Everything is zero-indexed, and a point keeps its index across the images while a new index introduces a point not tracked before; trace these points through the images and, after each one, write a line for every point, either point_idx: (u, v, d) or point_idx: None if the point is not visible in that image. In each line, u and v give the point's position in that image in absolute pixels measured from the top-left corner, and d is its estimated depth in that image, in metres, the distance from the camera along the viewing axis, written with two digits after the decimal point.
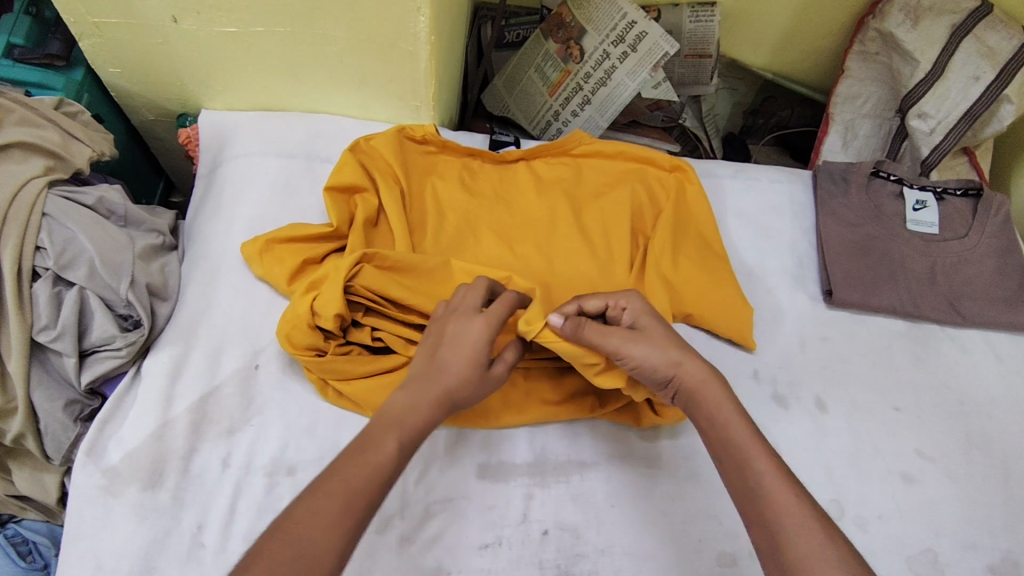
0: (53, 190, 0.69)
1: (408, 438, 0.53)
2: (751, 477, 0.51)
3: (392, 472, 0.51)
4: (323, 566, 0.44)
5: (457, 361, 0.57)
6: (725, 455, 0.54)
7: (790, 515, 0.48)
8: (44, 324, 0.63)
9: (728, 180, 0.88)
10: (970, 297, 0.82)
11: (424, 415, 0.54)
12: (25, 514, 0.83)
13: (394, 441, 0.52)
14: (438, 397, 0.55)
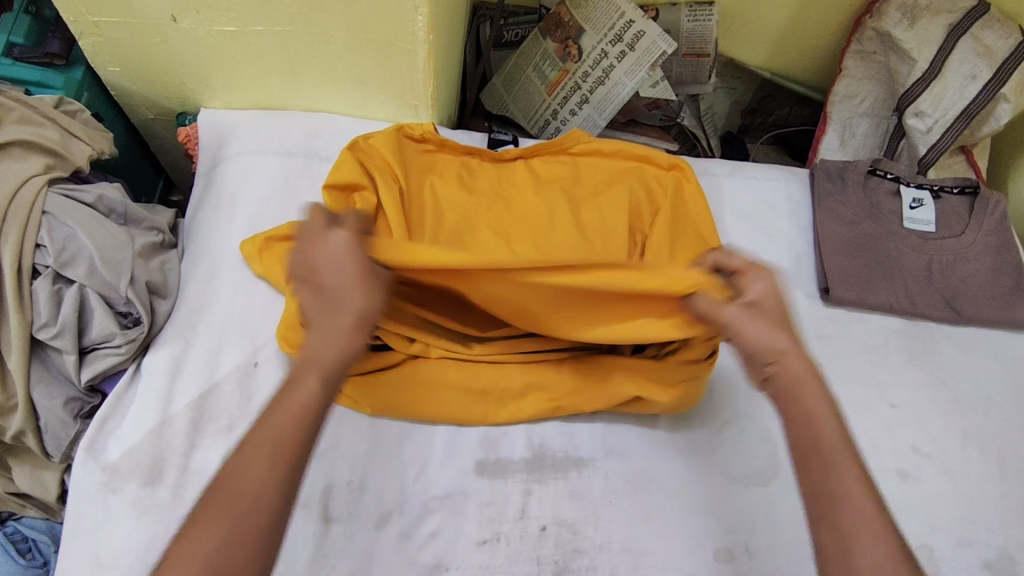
0: (53, 188, 0.69)
1: (329, 375, 0.51)
2: (835, 483, 0.48)
3: (317, 412, 0.50)
4: (259, 518, 0.46)
5: (345, 282, 0.53)
6: (806, 448, 0.50)
7: (868, 533, 0.46)
8: (45, 321, 0.64)
9: (726, 179, 0.89)
10: (966, 295, 0.82)
11: (341, 343, 0.52)
12: (24, 512, 0.83)
13: (315, 379, 0.51)
14: (350, 322, 0.52)
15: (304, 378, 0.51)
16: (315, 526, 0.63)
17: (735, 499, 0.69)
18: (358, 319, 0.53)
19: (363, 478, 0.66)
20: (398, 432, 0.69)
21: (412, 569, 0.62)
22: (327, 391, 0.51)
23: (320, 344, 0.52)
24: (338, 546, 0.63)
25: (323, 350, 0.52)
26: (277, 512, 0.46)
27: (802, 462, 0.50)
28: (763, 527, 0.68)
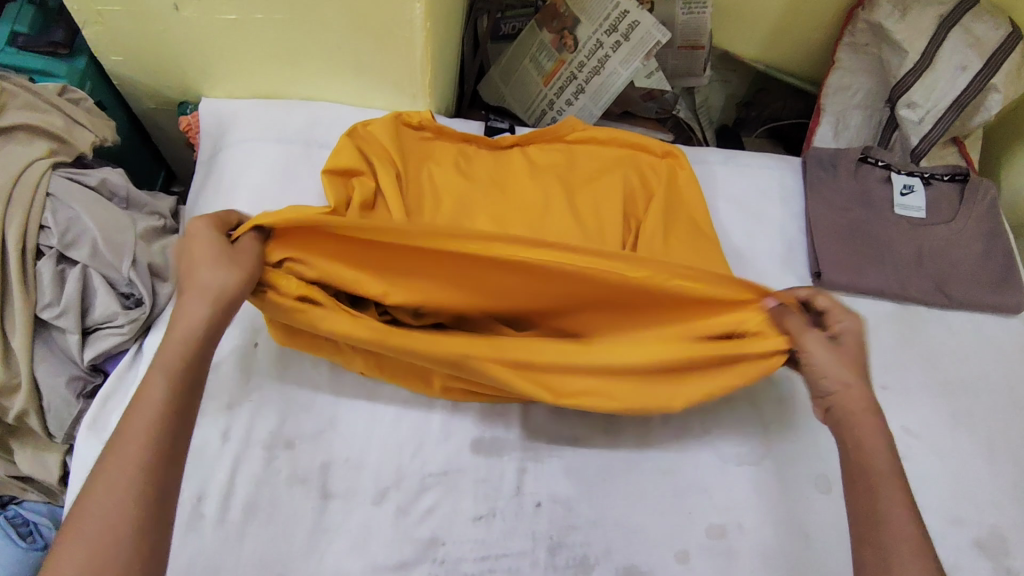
0: (57, 172, 0.71)
1: (176, 375, 0.52)
2: (879, 500, 0.54)
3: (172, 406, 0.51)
4: (124, 523, 0.45)
5: (203, 255, 0.57)
6: (857, 479, 0.56)
7: (906, 546, 0.51)
8: (49, 301, 0.65)
9: (719, 166, 0.90)
10: (956, 279, 0.83)
11: (193, 318, 0.54)
12: (26, 495, 0.85)
13: (162, 376, 0.52)
14: (197, 292, 0.55)
15: (153, 381, 0.51)
16: (314, 501, 0.64)
17: (727, 476, 0.70)
18: (202, 292, 0.55)
19: (361, 456, 0.67)
20: (395, 410, 0.70)
21: (408, 544, 0.63)
22: (175, 389, 0.52)
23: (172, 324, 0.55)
24: (336, 520, 0.64)
25: (170, 350, 0.53)
26: (145, 515, 0.46)
27: (852, 487, 0.56)
28: (754, 504, 0.69)
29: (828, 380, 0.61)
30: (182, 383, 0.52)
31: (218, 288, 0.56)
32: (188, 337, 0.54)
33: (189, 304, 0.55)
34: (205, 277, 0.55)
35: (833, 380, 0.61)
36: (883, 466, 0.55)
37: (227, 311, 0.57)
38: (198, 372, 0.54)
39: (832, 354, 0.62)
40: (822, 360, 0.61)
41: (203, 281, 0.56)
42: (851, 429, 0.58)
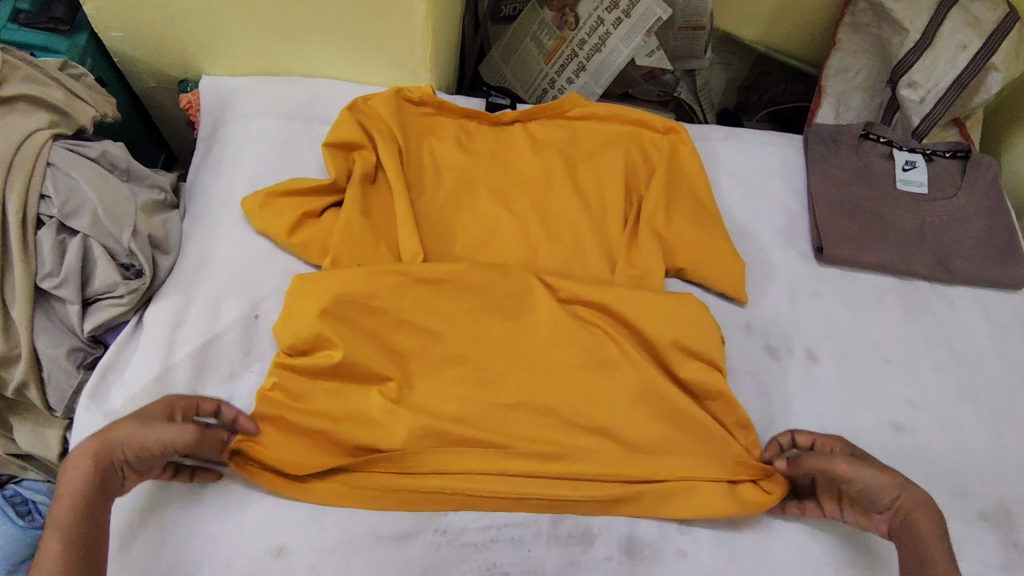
0: (57, 143, 0.70)
1: (73, 528, 0.52)
2: None
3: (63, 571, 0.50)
4: None
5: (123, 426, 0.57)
6: None
7: None
8: (49, 270, 0.65)
9: (721, 143, 0.90)
10: (959, 254, 0.83)
11: (74, 482, 0.54)
12: (25, 474, 0.84)
13: (54, 540, 0.51)
14: (97, 459, 0.55)
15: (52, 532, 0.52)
16: None
17: None
18: (100, 453, 0.55)
19: None
20: None
21: (411, 513, 0.63)
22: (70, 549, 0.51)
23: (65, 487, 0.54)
24: None
25: (61, 511, 0.52)
26: None
27: None
28: None
29: (884, 496, 0.59)
30: (78, 547, 0.51)
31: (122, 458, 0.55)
32: (80, 500, 0.53)
33: (75, 465, 0.54)
34: (110, 444, 0.55)
35: (884, 496, 0.59)
36: (943, 563, 0.55)
37: (113, 471, 0.55)
38: (87, 533, 0.52)
39: (870, 467, 0.60)
40: (869, 483, 0.59)
41: (117, 452, 0.55)
42: (919, 541, 0.57)
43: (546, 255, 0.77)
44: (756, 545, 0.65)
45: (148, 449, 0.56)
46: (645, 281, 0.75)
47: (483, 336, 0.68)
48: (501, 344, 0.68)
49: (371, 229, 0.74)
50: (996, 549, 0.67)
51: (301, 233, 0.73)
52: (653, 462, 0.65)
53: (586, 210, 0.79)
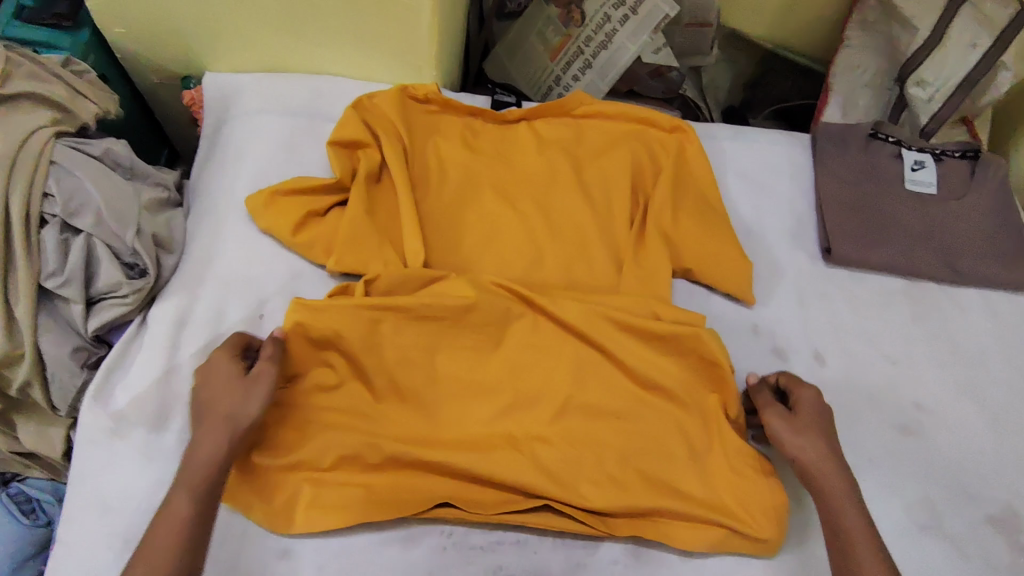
0: (61, 140, 0.70)
1: (195, 486, 0.56)
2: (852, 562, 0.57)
3: (192, 525, 0.54)
4: None
5: (223, 386, 0.60)
6: (834, 545, 0.59)
7: None
8: (53, 269, 0.64)
9: (728, 141, 0.89)
10: (968, 256, 0.82)
11: (207, 452, 0.57)
12: (29, 472, 0.84)
13: (183, 493, 0.55)
14: (221, 419, 0.58)
15: (178, 492, 0.55)
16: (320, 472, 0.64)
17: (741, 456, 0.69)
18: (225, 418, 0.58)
19: None
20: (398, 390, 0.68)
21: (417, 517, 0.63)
22: (199, 510, 0.55)
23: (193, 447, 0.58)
24: None
25: (191, 471, 0.56)
26: None
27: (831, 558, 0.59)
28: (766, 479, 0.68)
29: (792, 449, 0.63)
30: (207, 504, 0.55)
31: (244, 423, 0.59)
32: (216, 465, 0.57)
33: (206, 433, 0.58)
34: (233, 411, 0.59)
35: (795, 449, 0.63)
36: (853, 522, 0.59)
37: (242, 434, 0.58)
38: (213, 489, 0.56)
39: (789, 426, 0.64)
40: (782, 433, 0.64)
41: (237, 414, 0.59)
42: (824, 497, 0.61)
43: (551, 256, 0.76)
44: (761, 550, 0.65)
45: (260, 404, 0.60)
46: (651, 282, 0.75)
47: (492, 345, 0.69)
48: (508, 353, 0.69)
49: (376, 228, 0.74)
50: (1004, 553, 0.67)
51: (306, 233, 0.73)
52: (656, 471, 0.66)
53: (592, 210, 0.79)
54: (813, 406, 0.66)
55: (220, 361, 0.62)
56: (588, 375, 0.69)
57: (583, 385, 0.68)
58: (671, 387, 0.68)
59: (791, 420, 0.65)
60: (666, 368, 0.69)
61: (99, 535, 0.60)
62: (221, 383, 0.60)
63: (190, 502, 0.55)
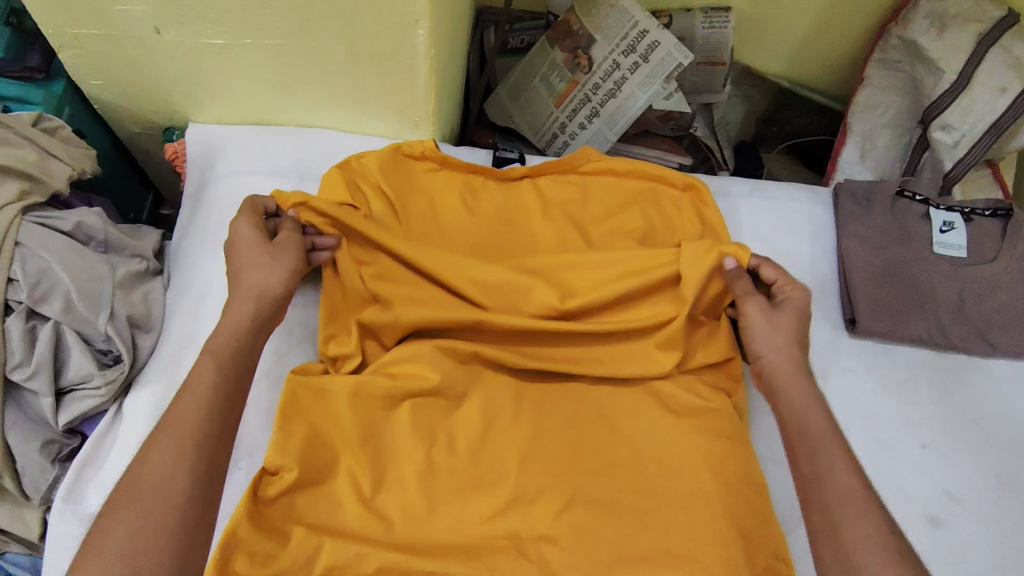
0: (28, 216, 0.65)
1: (225, 362, 0.57)
2: (818, 457, 0.56)
3: (219, 395, 0.54)
4: (171, 500, 0.48)
5: (247, 256, 0.64)
6: (799, 438, 0.59)
7: (854, 506, 0.53)
8: (18, 361, 0.60)
9: (744, 199, 0.84)
10: (1000, 326, 0.77)
11: (236, 316, 0.60)
12: (5, 550, 0.79)
13: (211, 365, 0.56)
14: (248, 292, 0.62)
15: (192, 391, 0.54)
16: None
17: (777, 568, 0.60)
18: (254, 291, 0.62)
19: None
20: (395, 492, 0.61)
21: None
22: (223, 392, 0.55)
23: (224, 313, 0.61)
24: None
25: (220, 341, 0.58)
26: (191, 495, 0.49)
27: (796, 455, 0.58)
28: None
29: (764, 346, 0.67)
30: (230, 387, 0.56)
31: (274, 289, 0.63)
32: (242, 329, 0.60)
33: (238, 307, 0.61)
34: (262, 279, 0.63)
35: (760, 347, 0.67)
36: (817, 420, 0.59)
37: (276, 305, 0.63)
38: (238, 363, 0.58)
39: (766, 318, 0.68)
40: (757, 328, 0.68)
41: (255, 286, 0.62)
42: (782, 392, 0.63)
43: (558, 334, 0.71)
44: None
45: (285, 275, 0.64)
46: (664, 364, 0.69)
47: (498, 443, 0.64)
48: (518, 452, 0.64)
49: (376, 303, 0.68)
50: None
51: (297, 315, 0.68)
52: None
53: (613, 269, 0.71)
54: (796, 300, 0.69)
55: (244, 225, 0.66)
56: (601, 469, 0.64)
57: (592, 480, 0.63)
58: (692, 489, 0.62)
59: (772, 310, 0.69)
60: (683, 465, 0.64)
61: None
62: (248, 252, 0.64)
63: (215, 367, 0.56)
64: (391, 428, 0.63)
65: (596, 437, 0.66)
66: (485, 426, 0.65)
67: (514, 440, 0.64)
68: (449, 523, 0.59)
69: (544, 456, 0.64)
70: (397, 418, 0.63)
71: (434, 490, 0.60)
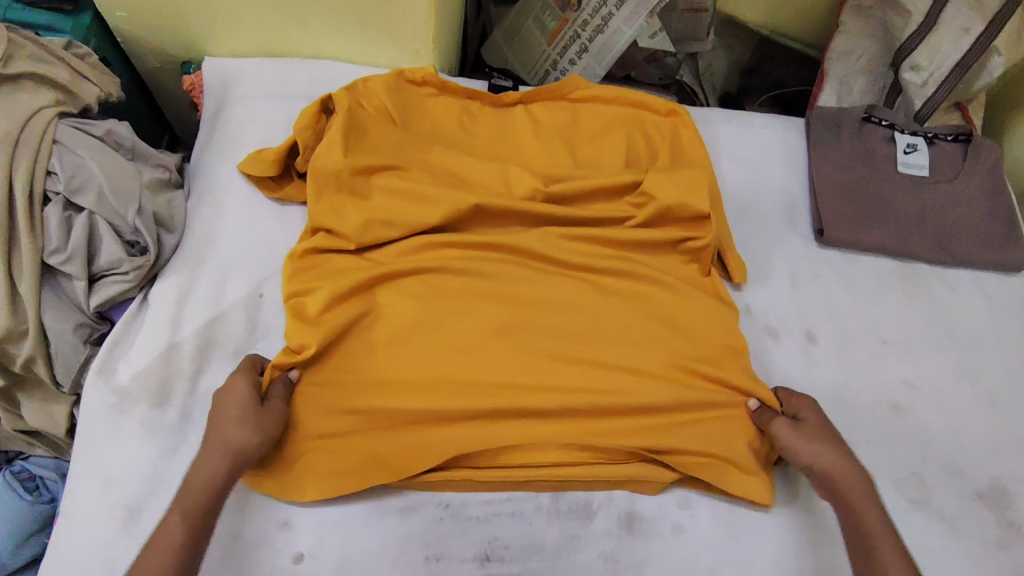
0: (63, 120, 0.71)
1: (194, 504, 0.54)
2: (874, 555, 0.56)
3: (187, 546, 0.52)
4: None
5: (229, 414, 0.59)
6: (856, 543, 0.58)
7: None
8: (56, 246, 0.65)
9: (723, 125, 0.90)
10: (959, 237, 0.83)
11: (206, 477, 0.55)
12: (33, 450, 0.80)
13: (180, 514, 0.53)
14: (221, 449, 0.57)
15: (157, 542, 0.52)
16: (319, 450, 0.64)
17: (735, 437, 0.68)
18: (224, 447, 0.57)
19: None
20: (403, 366, 0.68)
21: (418, 501, 0.64)
22: (198, 521, 0.53)
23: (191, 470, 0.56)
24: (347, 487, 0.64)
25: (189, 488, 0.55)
26: None
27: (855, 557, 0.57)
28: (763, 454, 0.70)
29: (805, 453, 0.63)
30: (207, 514, 0.54)
31: (245, 448, 0.58)
32: (210, 488, 0.55)
33: (205, 457, 0.57)
34: (235, 435, 0.58)
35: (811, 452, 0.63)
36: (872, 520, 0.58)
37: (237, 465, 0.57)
38: (208, 516, 0.54)
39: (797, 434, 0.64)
40: (792, 440, 0.64)
41: (241, 438, 0.58)
42: (843, 497, 0.60)
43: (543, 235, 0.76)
44: (755, 520, 0.67)
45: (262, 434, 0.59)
46: (644, 262, 0.76)
47: (493, 331, 0.70)
48: (514, 333, 0.70)
49: (386, 201, 0.74)
50: (992, 529, 0.67)
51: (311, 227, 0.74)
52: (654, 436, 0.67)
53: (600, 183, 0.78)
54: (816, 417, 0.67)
55: (239, 384, 0.62)
56: (587, 348, 0.71)
57: (575, 360, 0.70)
58: (662, 368, 0.70)
59: (800, 429, 0.65)
60: (658, 344, 0.71)
61: (101, 506, 0.61)
62: (235, 407, 0.60)
63: (183, 516, 0.53)
64: (396, 312, 0.70)
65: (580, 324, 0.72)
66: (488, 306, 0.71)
67: (507, 327, 0.70)
68: (453, 390, 0.67)
69: (533, 337, 0.70)
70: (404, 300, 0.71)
71: (437, 362, 0.68)
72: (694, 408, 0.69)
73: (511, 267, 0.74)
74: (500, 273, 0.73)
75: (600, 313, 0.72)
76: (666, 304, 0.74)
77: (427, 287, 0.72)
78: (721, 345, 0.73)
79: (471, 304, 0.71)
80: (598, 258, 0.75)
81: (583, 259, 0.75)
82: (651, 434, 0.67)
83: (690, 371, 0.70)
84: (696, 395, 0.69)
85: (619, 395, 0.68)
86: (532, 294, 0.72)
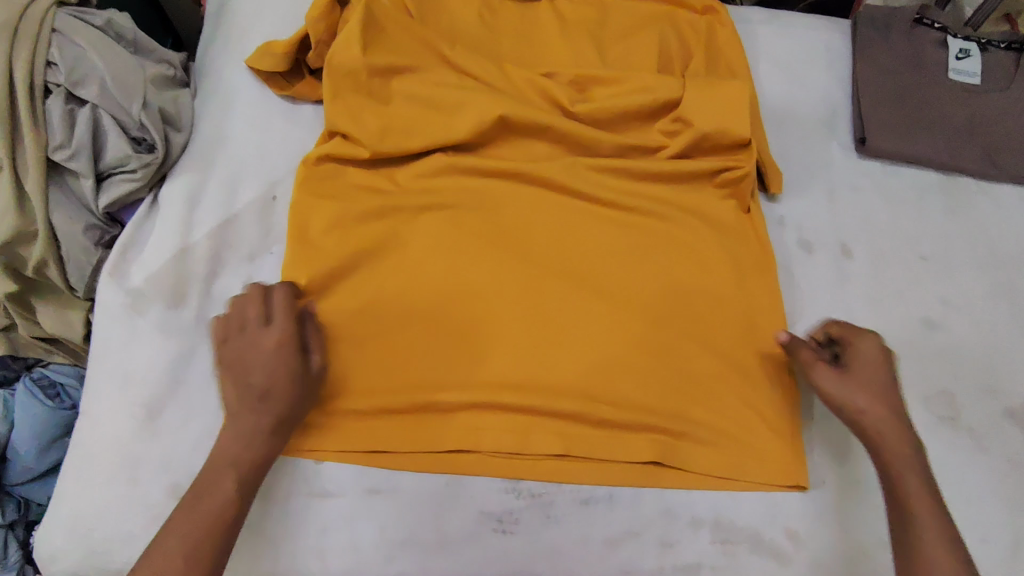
0: (62, 9, 0.67)
1: (248, 467, 0.53)
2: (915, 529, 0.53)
3: (231, 520, 0.52)
4: None
5: (270, 368, 0.55)
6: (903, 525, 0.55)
7: None
8: (60, 141, 0.62)
9: (762, 26, 0.85)
10: (1008, 149, 0.79)
11: (262, 448, 0.54)
12: (51, 358, 0.78)
13: (230, 479, 0.52)
14: (270, 422, 0.54)
15: (187, 515, 0.51)
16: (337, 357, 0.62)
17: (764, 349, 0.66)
18: (263, 408, 0.54)
19: None
20: (418, 294, 0.65)
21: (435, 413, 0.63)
22: (247, 489, 0.53)
23: (234, 435, 0.54)
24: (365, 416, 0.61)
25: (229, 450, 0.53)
26: None
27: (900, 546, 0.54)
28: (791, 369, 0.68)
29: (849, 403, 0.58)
30: (253, 480, 0.54)
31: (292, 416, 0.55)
32: (259, 462, 0.54)
33: (242, 420, 0.54)
34: (287, 405, 0.55)
35: (857, 403, 0.58)
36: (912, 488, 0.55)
37: (282, 432, 0.55)
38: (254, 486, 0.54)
39: (839, 380, 0.59)
40: (835, 390, 0.59)
41: (286, 407, 0.55)
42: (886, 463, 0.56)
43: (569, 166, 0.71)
44: None
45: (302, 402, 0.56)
46: (680, 200, 0.72)
47: (508, 265, 0.66)
48: (532, 268, 0.67)
49: (404, 102, 0.71)
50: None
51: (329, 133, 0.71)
52: (682, 373, 0.64)
53: (632, 90, 0.73)
54: (870, 356, 0.60)
55: (271, 334, 0.56)
56: (610, 282, 0.67)
57: (598, 291, 0.66)
58: (692, 297, 0.67)
59: (841, 374, 0.60)
60: (688, 278, 0.68)
61: (124, 404, 0.60)
62: (281, 369, 0.55)
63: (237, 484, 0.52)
64: (411, 241, 0.67)
65: (605, 258, 0.68)
66: (505, 243, 0.68)
67: (524, 262, 0.67)
68: (469, 326, 0.64)
69: (554, 273, 0.67)
70: (417, 224, 0.68)
71: (451, 298, 0.65)
72: (723, 345, 0.66)
73: (534, 195, 0.70)
74: (520, 202, 0.70)
75: (622, 248, 0.69)
76: (698, 239, 0.70)
77: (442, 218, 0.68)
78: (751, 273, 0.70)
79: (487, 235, 0.68)
80: (629, 195, 0.71)
81: (613, 193, 0.71)
82: (676, 366, 0.64)
83: (721, 305, 0.67)
84: (724, 331, 0.66)
85: (643, 329, 0.65)
86: (553, 223, 0.69)
